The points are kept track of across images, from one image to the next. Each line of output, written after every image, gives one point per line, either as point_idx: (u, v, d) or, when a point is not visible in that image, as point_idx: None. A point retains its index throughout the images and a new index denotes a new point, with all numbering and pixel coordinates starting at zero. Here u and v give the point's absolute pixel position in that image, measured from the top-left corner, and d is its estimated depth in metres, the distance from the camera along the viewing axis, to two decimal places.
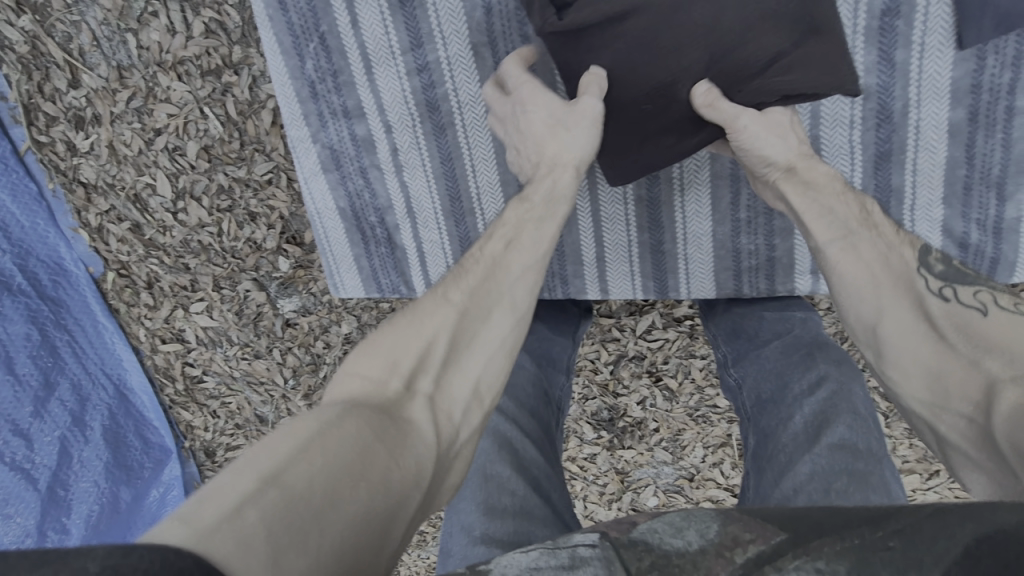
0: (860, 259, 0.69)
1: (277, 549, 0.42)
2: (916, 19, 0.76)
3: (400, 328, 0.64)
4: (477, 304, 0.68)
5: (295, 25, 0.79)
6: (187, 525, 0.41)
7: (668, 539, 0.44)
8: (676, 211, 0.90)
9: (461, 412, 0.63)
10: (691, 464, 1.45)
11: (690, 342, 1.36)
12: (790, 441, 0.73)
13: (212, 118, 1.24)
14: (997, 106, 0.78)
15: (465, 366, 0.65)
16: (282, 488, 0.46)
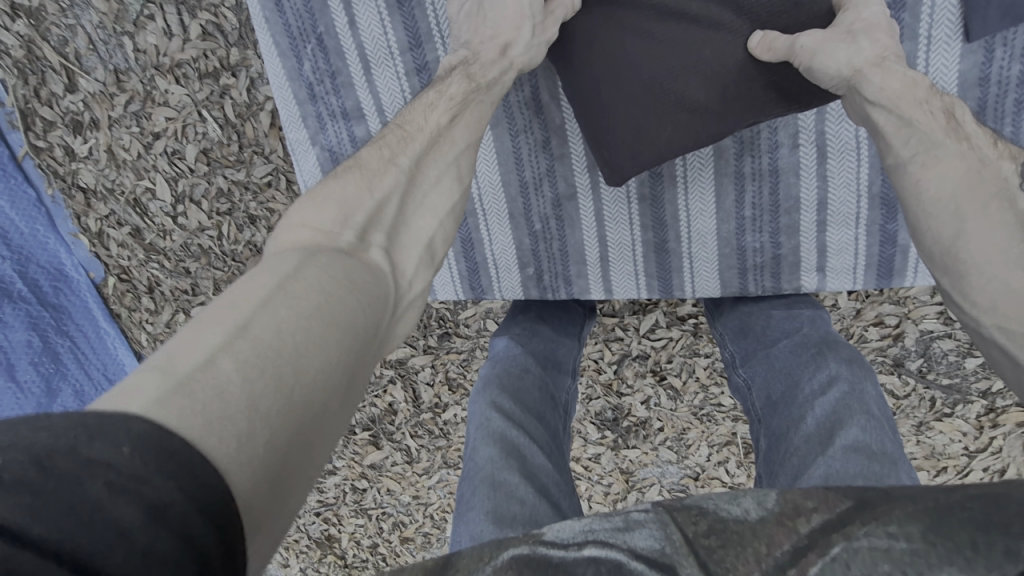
0: (944, 175, 0.59)
1: (248, 397, 0.42)
2: (923, 11, 0.75)
3: (338, 193, 0.60)
4: (416, 182, 0.66)
5: (293, 27, 0.79)
6: (159, 380, 0.41)
7: (725, 505, 0.43)
8: (681, 209, 0.89)
9: (417, 258, 0.64)
10: (696, 463, 1.44)
11: (694, 341, 1.36)
12: (801, 445, 0.71)
13: (210, 121, 1.23)
14: (1006, 99, 0.77)
15: (416, 216, 0.65)
16: (250, 338, 0.45)
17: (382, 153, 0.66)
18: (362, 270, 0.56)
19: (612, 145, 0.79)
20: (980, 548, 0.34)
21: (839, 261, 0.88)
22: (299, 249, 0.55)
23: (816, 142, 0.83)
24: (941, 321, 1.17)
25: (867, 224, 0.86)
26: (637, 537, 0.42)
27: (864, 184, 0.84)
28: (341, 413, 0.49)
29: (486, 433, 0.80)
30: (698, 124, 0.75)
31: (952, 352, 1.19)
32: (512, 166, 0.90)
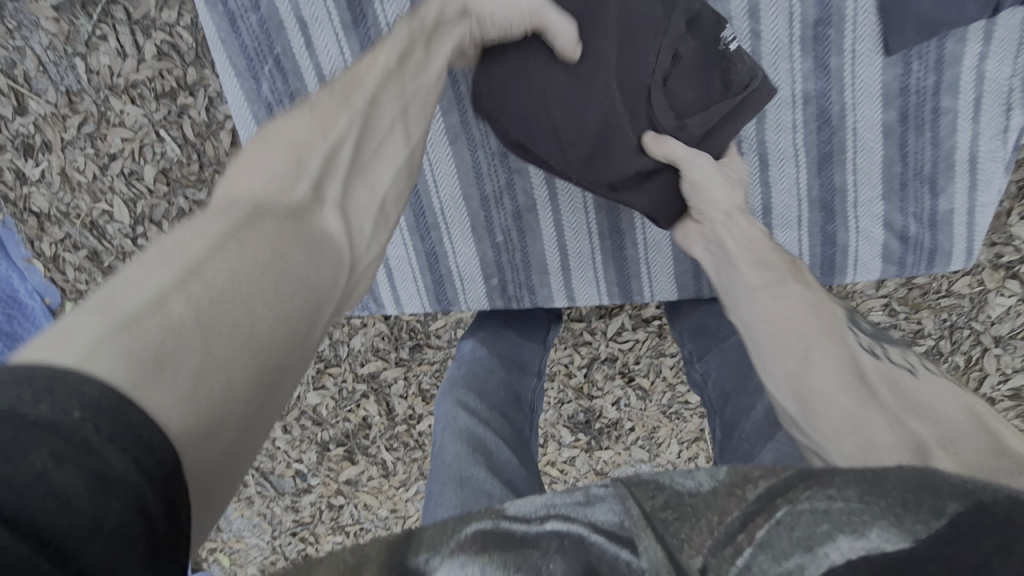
0: (789, 309, 0.70)
1: (205, 346, 0.42)
2: (847, 29, 0.80)
3: (302, 117, 0.61)
4: (374, 131, 0.65)
5: (249, 49, 0.75)
6: (99, 318, 0.39)
7: (679, 479, 0.42)
8: (635, 218, 0.92)
9: (377, 214, 0.63)
10: (668, 460, 1.47)
11: (659, 342, 1.40)
12: (751, 429, 0.75)
13: (169, 140, 1.22)
14: (925, 106, 0.81)
15: (376, 164, 0.64)
16: (200, 282, 0.44)
17: (335, 92, 0.64)
18: (325, 204, 0.57)
19: (573, 168, 0.81)
20: (910, 506, 0.36)
21: (786, 261, 0.91)
22: (262, 177, 0.55)
23: (757, 151, 0.86)
24: (888, 313, 1.24)
25: (808, 226, 0.88)
26: (598, 512, 0.40)
27: (803, 189, 0.87)
28: (301, 351, 0.49)
29: (455, 433, 0.83)
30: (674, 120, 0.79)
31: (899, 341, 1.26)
32: (472, 181, 0.90)
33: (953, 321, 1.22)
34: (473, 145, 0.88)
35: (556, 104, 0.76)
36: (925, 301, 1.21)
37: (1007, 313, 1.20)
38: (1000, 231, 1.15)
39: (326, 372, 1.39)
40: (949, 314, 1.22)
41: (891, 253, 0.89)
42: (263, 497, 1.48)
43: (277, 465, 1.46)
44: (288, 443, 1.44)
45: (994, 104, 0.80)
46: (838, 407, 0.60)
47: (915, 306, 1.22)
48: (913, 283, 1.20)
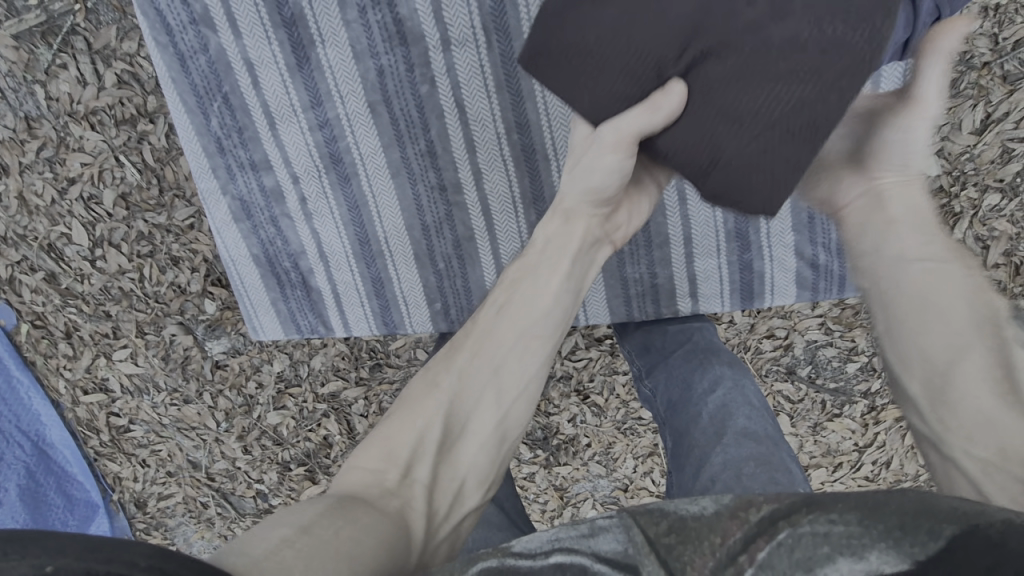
0: (940, 276, 0.63)
1: (319, 560, 0.46)
2: None
3: (400, 412, 0.69)
4: (467, 394, 0.70)
5: (198, 86, 0.79)
6: (237, 553, 0.45)
7: (682, 503, 0.41)
8: None
9: (455, 503, 0.66)
10: (624, 475, 1.52)
11: (612, 360, 1.45)
12: (700, 437, 0.80)
13: (128, 165, 1.24)
14: None
15: (467, 439, 0.69)
16: (316, 530, 0.50)
17: (428, 377, 0.71)
18: (413, 492, 0.63)
19: (745, 148, 0.64)
20: (908, 528, 0.34)
21: (708, 287, 0.92)
22: (362, 473, 0.63)
23: (675, 186, 0.87)
24: (823, 331, 1.31)
25: (726, 255, 0.90)
26: (602, 542, 0.39)
27: (719, 221, 0.88)
28: None
29: None
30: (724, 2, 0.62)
31: (835, 358, 1.32)
32: (413, 212, 0.87)
33: None
34: (414, 177, 0.85)
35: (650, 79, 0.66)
36: (856, 320, 1.28)
37: None
38: None
39: (286, 393, 1.41)
40: None
41: (805, 279, 0.90)
42: (224, 518, 1.49)
43: (238, 485, 1.47)
44: (249, 463, 1.45)
45: None
46: (973, 397, 0.56)
47: (848, 325, 1.29)
48: (845, 304, 1.27)
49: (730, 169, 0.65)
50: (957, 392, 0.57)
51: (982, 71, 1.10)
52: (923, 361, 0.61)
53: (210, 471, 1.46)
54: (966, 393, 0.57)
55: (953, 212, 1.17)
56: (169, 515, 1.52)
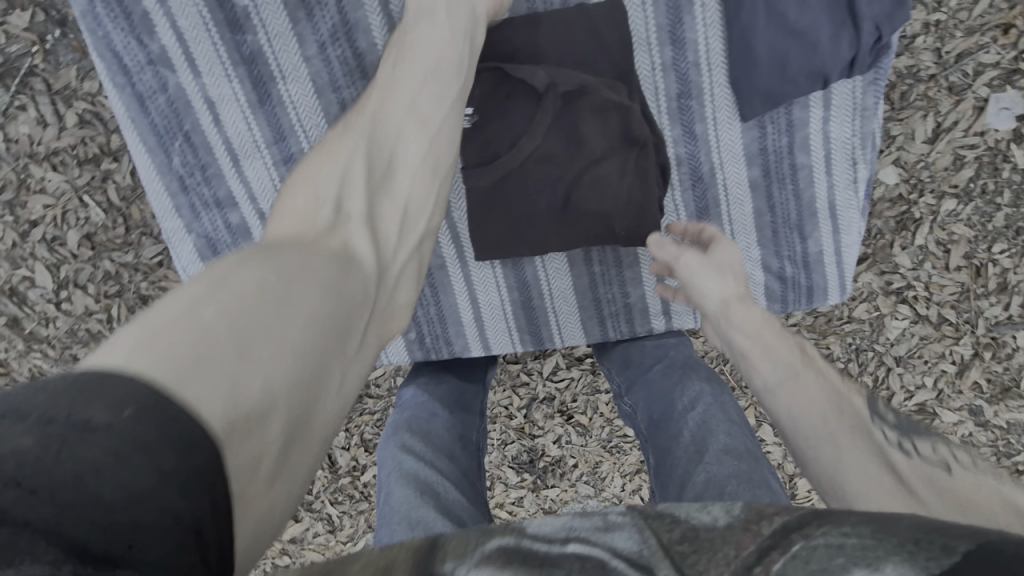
0: (812, 397, 0.65)
1: (236, 347, 0.44)
2: (706, 99, 0.80)
3: (315, 159, 0.66)
4: (380, 175, 0.66)
5: (159, 126, 0.78)
6: (127, 341, 0.41)
7: (694, 511, 0.43)
8: (539, 270, 0.89)
9: (399, 270, 0.64)
10: (613, 493, 1.50)
11: (593, 378, 1.45)
12: (683, 454, 0.75)
13: (93, 205, 1.22)
14: (785, 162, 0.82)
15: (400, 173, 0.68)
16: (229, 292, 0.47)
17: (334, 139, 0.68)
18: (349, 233, 0.60)
19: (631, 217, 0.82)
20: (921, 543, 0.36)
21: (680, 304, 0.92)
22: (292, 213, 0.60)
23: None
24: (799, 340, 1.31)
25: None
26: (618, 538, 0.41)
27: None
28: (334, 365, 0.51)
29: (402, 478, 0.83)
30: (571, 140, 0.80)
31: None
32: None
33: (859, 344, 1.29)
34: None
35: (555, 208, 0.82)
36: (831, 327, 1.29)
37: (904, 335, 1.28)
38: (886, 260, 1.24)
39: None
40: (853, 338, 1.29)
41: (774, 292, 0.88)
42: None
43: None
44: None
45: (842, 159, 0.81)
46: (874, 493, 0.56)
47: (823, 332, 1.30)
48: (819, 311, 1.28)
49: (627, 235, 0.83)
50: (869, 494, 0.56)
51: (930, 83, 1.14)
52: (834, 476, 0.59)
53: None
54: (877, 491, 0.56)
55: (913, 218, 1.21)
56: None
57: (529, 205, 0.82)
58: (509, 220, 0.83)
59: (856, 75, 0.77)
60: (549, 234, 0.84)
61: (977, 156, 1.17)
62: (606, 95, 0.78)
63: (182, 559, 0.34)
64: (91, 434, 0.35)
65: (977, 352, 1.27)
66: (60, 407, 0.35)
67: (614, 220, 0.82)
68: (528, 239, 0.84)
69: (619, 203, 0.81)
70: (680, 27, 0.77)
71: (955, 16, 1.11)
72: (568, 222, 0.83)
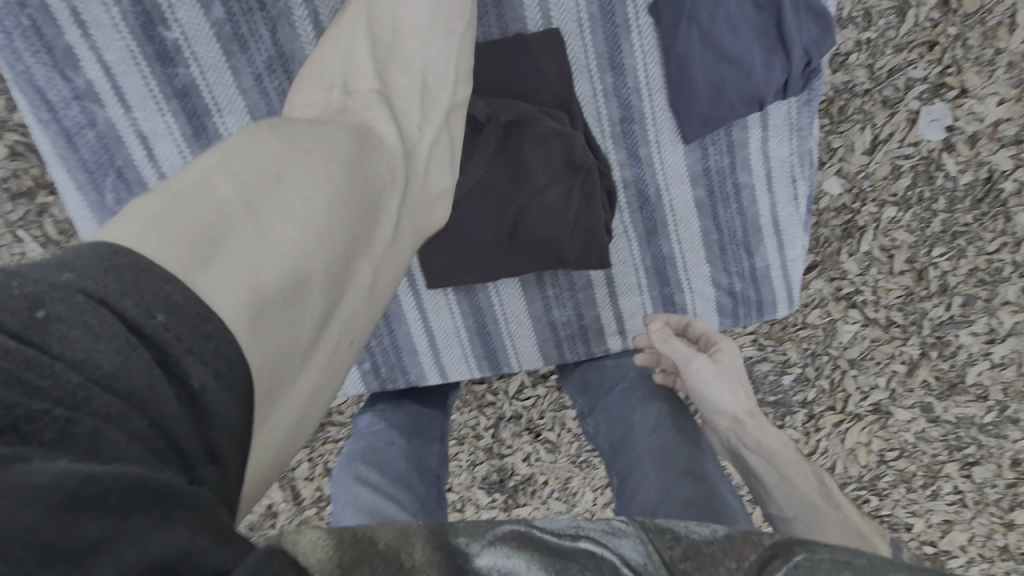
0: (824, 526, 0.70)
1: (260, 227, 0.42)
2: (648, 124, 0.82)
3: (328, 50, 0.67)
4: (392, 64, 0.67)
5: (89, 162, 0.75)
6: (150, 201, 0.40)
7: (694, 527, 0.42)
8: (492, 296, 0.89)
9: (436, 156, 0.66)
10: (585, 508, 1.50)
11: (560, 395, 1.44)
12: (644, 476, 0.76)
13: (29, 240, 1.16)
14: (727, 181, 0.83)
15: (412, 57, 0.68)
16: (241, 162, 0.45)
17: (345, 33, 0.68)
18: (371, 114, 0.60)
19: (576, 242, 0.82)
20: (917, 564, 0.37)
21: (635, 323, 0.92)
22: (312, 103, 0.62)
23: None
24: (756, 347, 1.34)
25: (648, 291, 0.90)
26: (627, 546, 0.40)
27: (637, 259, 0.89)
28: (364, 251, 0.51)
29: (361, 513, 0.80)
30: (514, 170, 0.78)
31: (770, 372, 1.34)
32: None
33: (813, 349, 1.33)
34: None
35: (502, 234, 0.80)
36: (785, 334, 1.32)
37: (855, 339, 1.32)
38: (835, 267, 1.28)
39: None
40: (808, 344, 1.33)
41: (725, 307, 0.90)
42: None
43: None
44: None
45: (782, 177, 0.83)
46: None
47: (779, 339, 1.33)
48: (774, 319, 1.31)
49: (576, 259, 0.83)
50: None
51: (865, 97, 1.19)
52: None
53: None
54: None
55: (857, 226, 1.26)
56: None
57: (474, 234, 0.80)
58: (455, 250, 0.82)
59: (790, 96, 0.79)
60: (495, 261, 0.83)
61: (913, 165, 1.22)
62: (547, 124, 0.77)
63: (218, 437, 0.35)
64: (102, 333, 0.32)
65: (925, 351, 1.32)
66: (98, 288, 0.33)
67: (559, 246, 0.81)
68: (475, 266, 0.83)
69: (564, 230, 0.80)
70: (618, 54, 0.79)
71: (885, 33, 1.15)
72: (514, 248, 0.82)
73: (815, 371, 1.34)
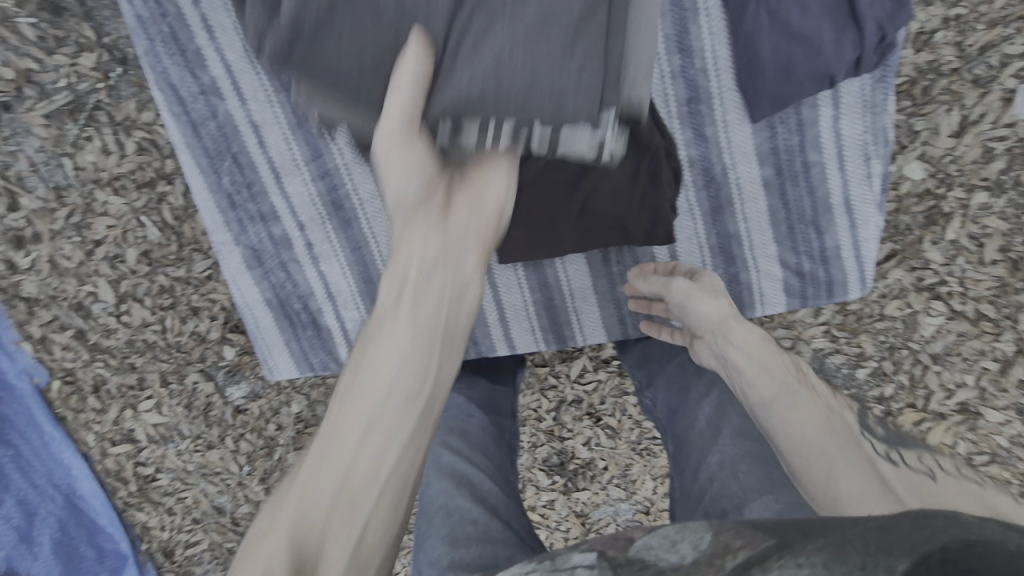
0: (803, 417, 0.74)
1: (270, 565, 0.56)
2: (714, 103, 0.84)
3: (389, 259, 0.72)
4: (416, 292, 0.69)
5: (210, 149, 0.86)
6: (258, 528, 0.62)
7: (663, 556, 0.52)
8: (559, 272, 0.95)
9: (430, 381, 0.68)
10: (645, 497, 1.51)
11: (621, 381, 1.47)
12: (699, 438, 0.81)
13: (150, 225, 1.32)
14: (797, 160, 0.84)
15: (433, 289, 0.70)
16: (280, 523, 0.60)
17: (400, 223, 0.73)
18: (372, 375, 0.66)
19: (644, 220, 0.85)
20: (868, 565, 0.42)
21: None
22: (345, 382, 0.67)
23: None
24: (829, 339, 1.29)
25: (712, 270, 0.92)
26: None
27: (702, 237, 0.90)
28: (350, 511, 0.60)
29: (439, 469, 0.91)
30: (582, 152, 0.81)
31: (844, 364, 1.30)
32: None
33: (891, 342, 1.27)
34: None
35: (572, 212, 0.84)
36: (861, 325, 1.27)
37: (939, 332, 1.25)
38: (917, 256, 1.23)
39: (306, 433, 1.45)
40: (886, 336, 1.27)
41: (793, 288, 0.91)
42: None
43: None
44: None
45: (855, 156, 0.83)
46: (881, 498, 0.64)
47: (853, 331, 1.28)
48: (847, 309, 1.27)
49: (642, 236, 0.87)
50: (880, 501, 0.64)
51: (953, 77, 1.14)
52: (848, 484, 0.66)
53: (235, 516, 1.49)
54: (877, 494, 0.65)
55: (942, 213, 1.20)
56: (197, 562, 1.53)
57: (545, 214, 0.85)
58: (528, 231, 0.86)
59: (865, 74, 0.79)
60: (566, 238, 0.87)
61: (1007, 148, 1.15)
62: None
63: None
64: None
65: (1020, 348, 1.24)
66: None
67: (628, 222, 0.85)
68: (548, 243, 0.88)
69: (633, 207, 0.84)
70: (686, 36, 0.82)
71: (976, 8, 1.11)
72: (584, 225, 0.86)
73: (893, 366, 1.28)
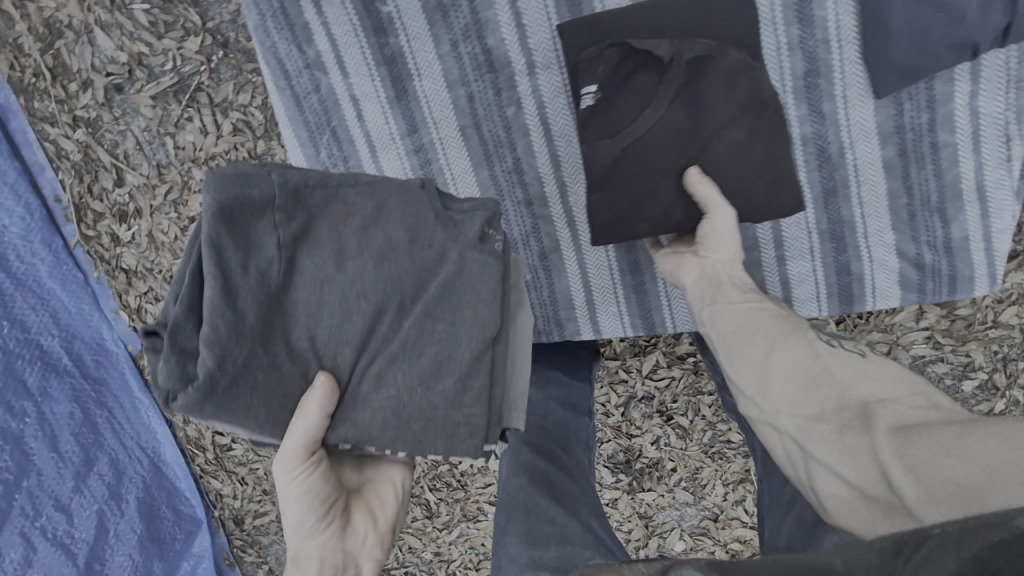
0: (756, 317, 0.77)
1: None
2: (835, 77, 0.83)
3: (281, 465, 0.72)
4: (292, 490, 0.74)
5: (311, 123, 0.88)
6: None
7: None
8: (653, 257, 0.93)
9: None
10: (714, 503, 1.46)
11: (696, 379, 1.41)
12: None
13: None
14: (923, 142, 0.83)
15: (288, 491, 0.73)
16: None
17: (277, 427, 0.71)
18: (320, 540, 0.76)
19: (768, 181, 0.84)
20: None
21: (803, 291, 0.91)
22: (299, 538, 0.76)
23: None
24: (931, 346, 1.19)
25: (821, 257, 0.89)
26: None
27: (812, 222, 0.88)
28: None
29: (517, 468, 0.92)
30: (702, 109, 0.82)
31: (948, 375, 1.19)
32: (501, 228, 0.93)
33: (1006, 353, 1.17)
34: (501, 193, 0.92)
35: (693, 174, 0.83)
36: (971, 333, 1.16)
37: None
38: None
39: None
40: (1000, 346, 1.17)
41: (910, 280, 0.88)
42: None
43: None
44: None
45: (993, 136, 0.82)
46: (807, 405, 0.67)
47: (962, 338, 1.18)
48: (956, 314, 1.16)
49: (767, 201, 0.84)
50: (809, 407, 0.67)
51: None
52: (794, 391, 0.69)
53: None
54: (804, 393, 0.68)
55: None
56: (263, 533, 1.59)
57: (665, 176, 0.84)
58: (646, 194, 0.85)
59: (1011, 44, 0.79)
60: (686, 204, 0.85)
61: None
62: (732, 61, 0.81)
63: None
64: None
65: None
66: None
67: (750, 184, 0.84)
68: (668, 211, 0.85)
69: (757, 167, 0.83)
70: (807, 5, 0.82)
71: None
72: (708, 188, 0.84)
73: (1007, 379, 1.18)
